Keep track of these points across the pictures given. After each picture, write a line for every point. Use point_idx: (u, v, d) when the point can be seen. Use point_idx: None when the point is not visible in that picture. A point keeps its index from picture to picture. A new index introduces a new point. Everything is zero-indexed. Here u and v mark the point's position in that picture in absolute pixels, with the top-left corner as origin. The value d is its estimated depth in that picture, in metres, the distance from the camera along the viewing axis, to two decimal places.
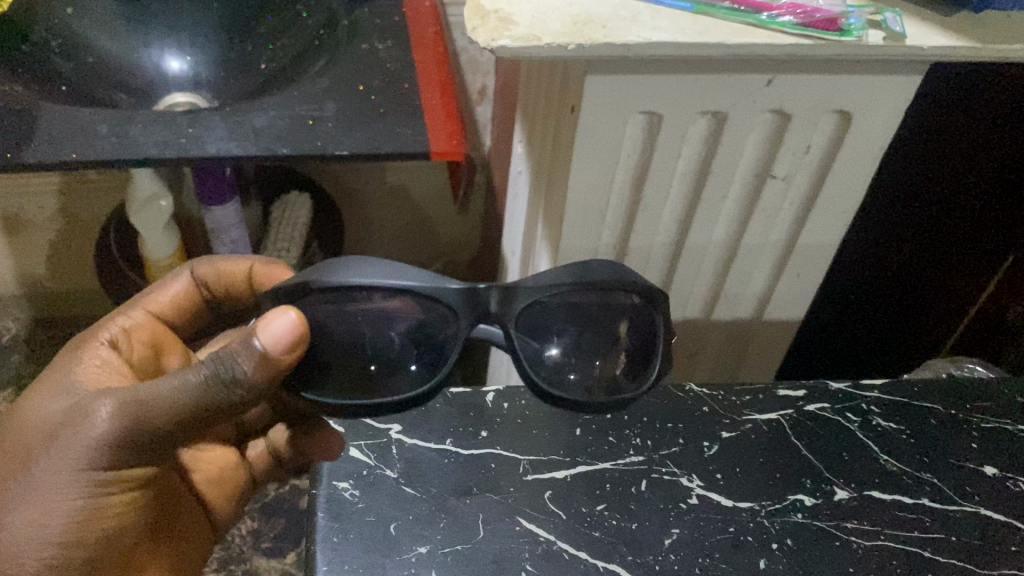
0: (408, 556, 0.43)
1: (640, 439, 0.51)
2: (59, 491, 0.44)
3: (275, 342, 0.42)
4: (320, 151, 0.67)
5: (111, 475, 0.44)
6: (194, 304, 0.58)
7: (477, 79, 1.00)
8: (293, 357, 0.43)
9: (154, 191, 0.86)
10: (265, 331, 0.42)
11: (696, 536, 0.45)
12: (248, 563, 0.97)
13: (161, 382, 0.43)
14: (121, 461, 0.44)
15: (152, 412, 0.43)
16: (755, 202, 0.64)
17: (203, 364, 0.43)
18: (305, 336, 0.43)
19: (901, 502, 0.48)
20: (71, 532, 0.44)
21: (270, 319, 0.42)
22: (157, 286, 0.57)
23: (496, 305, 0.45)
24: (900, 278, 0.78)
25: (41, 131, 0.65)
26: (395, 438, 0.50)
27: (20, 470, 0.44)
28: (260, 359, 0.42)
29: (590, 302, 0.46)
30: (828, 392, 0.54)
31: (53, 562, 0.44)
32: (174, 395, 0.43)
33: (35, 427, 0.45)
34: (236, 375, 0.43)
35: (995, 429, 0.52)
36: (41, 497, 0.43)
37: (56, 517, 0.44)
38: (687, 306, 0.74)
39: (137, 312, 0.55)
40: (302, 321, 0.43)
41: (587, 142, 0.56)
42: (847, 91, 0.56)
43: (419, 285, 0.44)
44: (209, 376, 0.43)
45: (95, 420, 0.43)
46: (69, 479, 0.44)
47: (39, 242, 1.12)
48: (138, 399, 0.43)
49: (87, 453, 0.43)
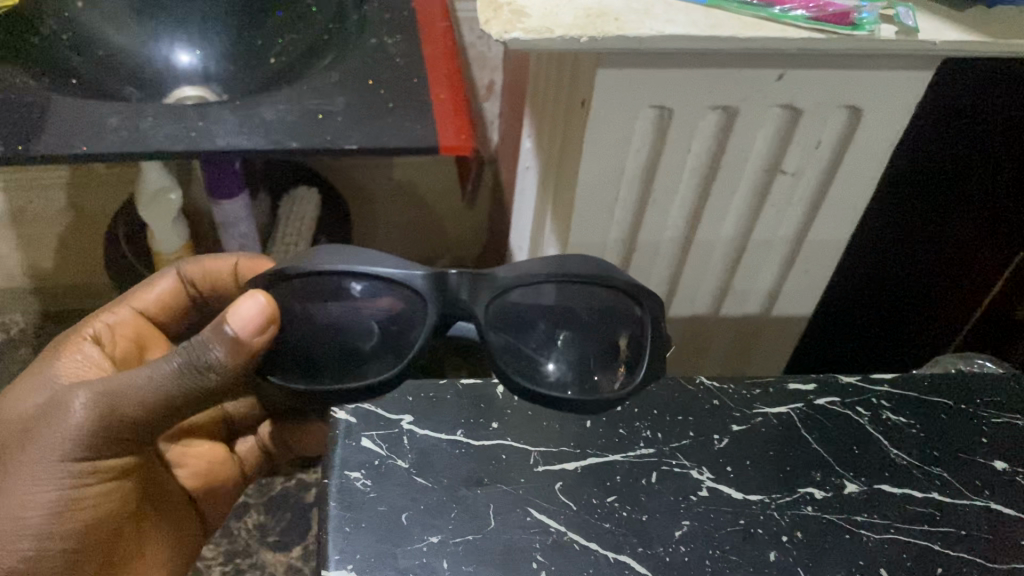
0: (420, 546, 0.43)
1: (651, 432, 0.51)
2: (35, 481, 0.44)
3: (244, 327, 0.41)
4: (329, 144, 0.67)
5: (89, 465, 0.45)
6: (181, 303, 0.58)
7: (485, 75, 1.00)
8: (263, 341, 0.43)
9: (164, 185, 0.86)
10: (234, 316, 0.41)
11: (706, 528, 0.46)
12: (254, 556, 0.97)
13: (135, 372, 0.43)
14: (97, 451, 0.44)
15: (127, 400, 0.43)
16: (765, 197, 0.64)
17: (175, 353, 0.43)
18: (273, 318, 0.43)
19: (911, 496, 0.48)
20: (48, 523, 0.44)
21: (239, 303, 0.42)
22: (145, 283, 0.57)
23: (466, 295, 0.43)
24: (909, 274, 0.78)
25: (51, 123, 0.66)
26: (406, 429, 0.50)
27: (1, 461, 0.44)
28: (231, 344, 0.42)
29: (573, 298, 0.45)
30: (840, 386, 0.54)
31: (29, 553, 0.44)
32: (147, 387, 0.43)
33: (15, 418, 0.45)
34: (210, 362, 0.42)
35: (1005, 425, 0.52)
36: (18, 489, 0.44)
37: (33, 508, 0.44)
38: (695, 300, 0.74)
39: (122, 310, 0.55)
40: (270, 303, 0.42)
41: (596, 137, 0.56)
42: (858, 86, 0.56)
43: (387, 273, 0.43)
44: (183, 365, 0.42)
45: (72, 410, 0.43)
46: (47, 469, 0.44)
47: (48, 235, 1.13)
48: (114, 389, 0.43)
49: (64, 444, 0.44)
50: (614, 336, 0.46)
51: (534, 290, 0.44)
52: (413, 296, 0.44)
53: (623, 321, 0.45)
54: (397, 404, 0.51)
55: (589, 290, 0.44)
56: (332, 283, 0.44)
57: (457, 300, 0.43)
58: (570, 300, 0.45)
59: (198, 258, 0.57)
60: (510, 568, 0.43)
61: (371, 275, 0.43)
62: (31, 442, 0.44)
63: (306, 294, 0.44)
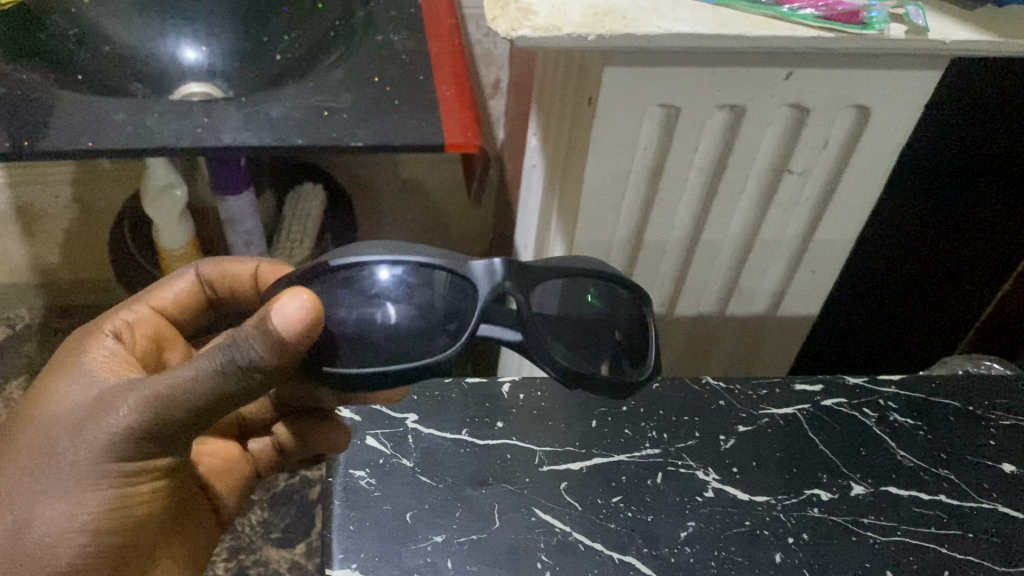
0: (425, 545, 0.43)
1: (656, 432, 0.50)
2: (84, 484, 0.41)
3: (286, 326, 0.38)
4: (335, 142, 0.67)
5: (134, 466, 0.41)
6: (198, 304, 0.54)
7: (491, 72, 1.00)
8: (309, 341, 0.39)
9: (169, 181, 0.86)
10: (277, 311, 0.38)
11: (712, 529, 0.45)
12: (258, 552, 0.97)
13: (179, 372, 0.40)
14: (148, 449, 0.41)
15: (175, 401, 0.39)
16: (773, 196, 0.64)
17: (216, 352, 0.39)
18: (319, 321, 0.38)
19: (918, 498, 0.48)
20: (100, 523, 0.41)
21: (280, 301, 0.38)
22: (161, 282, 0.53)
23: (510, 284, 0.41)
24: (918, 271, 0.77)
25: (57, 119, 0.65)
26: (411, 427, 0.49)
27: (45, 461, 0.41)
28: (276, 344, 0.38)
29: (580, 302, 0.45)
30: (845, 387, 0.54)
31: (84, 554, 0.41)
32: (192, 386, 0.39)
33: (58, 418, 0.42)
34: (252, 362, 0.38)
35: (1013, 426, 0.52)
36: (67, 491, 0.41)
37: (83, 510, 0.41)
38: (702, 300, 0.74)
39: (141, 308, 0.51)
40: (314, 303, 0.38)
41: (603, 135, 0.56)
42: (865, 86, 0.56)
43: (428, 259, 0.42)
44: (226, 363, 0.39)
45: (118, 411, 0.40)
46: (90, 470, 0.41)
47: (54, 231, 1.13)
48: (161, 389, 0.40)
49: (108, 445, 0.40)
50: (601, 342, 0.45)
51: (546, 287, 0.43)
52: (461, 280, 0.41)
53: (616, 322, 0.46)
54: (403, 403, 0.51)
55: (591, 284, 0.45)
56: (369, 273, 0.41)
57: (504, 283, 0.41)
58: (572, 299, 0.45)
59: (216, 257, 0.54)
60: (514, 568, 0.43)
61: (418, 262, 0.42)
62: (77, 441, 0.41)
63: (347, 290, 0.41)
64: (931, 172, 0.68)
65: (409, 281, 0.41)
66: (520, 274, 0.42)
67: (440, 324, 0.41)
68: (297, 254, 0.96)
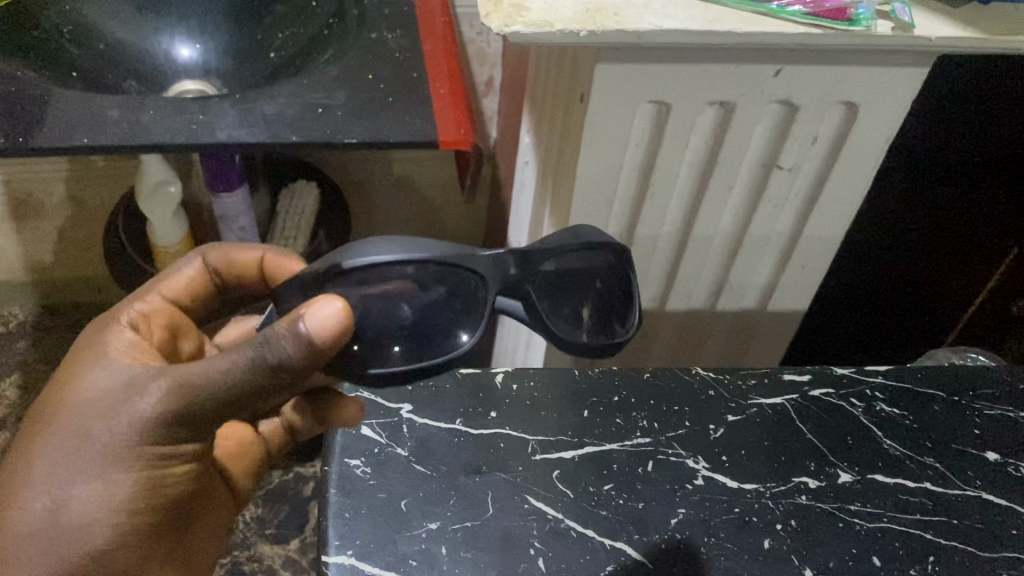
0: (419, 532, 0.44)
1: (647, 422, 0.51)
2: (120, 465, 0.41)
3: (319, 332, 0.38)
4: (329, 139, 0.67)
5: (166, 448, 0.42)
6: (206, 290, 0.54)
7: (483, 71, 1.01)
8: (338, 347, 0.39)
9: (164, 177, 0.88)
10: (311, 317, 0.38)
11: (702, 516, 0.46)
12: (252, 548, 1.04)
13: (211, 361, 0.40)
14: (177, 433, 0.42)
15: (205, 389, 0.40)
16: (762, 192, 0.65)
17: (247, 348, 0.39)
18: (349, 328, 0.39)
19: (903, 486, 0.49)
20: (133, 502, 0.42)
21: (314, 306, 0.38)
22: (169, 268, 0.53)
23: (515, 268, 0.42)
24: (906, 265, 0.78)
25: (52, 116, 0.66)
26: (406, 417, 0.50)
27: (78, 444, 0.41)
28: (305, 347, 0.38)
29: (578, 272, 0.45)
30: (833, 377, 0.54)
31: (120, 530, 0.42)
32: (224, 376, 0.39)
33: (89, 402, 0.42)
34: (279, 362, 0.39)
35: (998, 416, 0.53)
36: (103, 471, 0.41)
37: (118, 491, 0.41)
38: (692, 295, 0.75)
39: (152, 297, 0.51)
40: (348, 311, 0.39)
41: (595, 131, 0.57)
42: (853, 83, 0.57)
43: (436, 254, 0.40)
44: (255, 362, 0.39)
45: (149, 395, 0.41)
46: (126, 452, 0.41)
47: (48, 229, 1.14)
48: (192, 377, 0.40)
49: (142, 429, 0.41)
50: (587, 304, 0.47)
51: (550, 268, 0.44)
52: (471, 275, 0.41)
53: (604, 294, 0.47)
54: (397, 393, 0.51)
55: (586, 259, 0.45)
56: (387, 272, 0.39)
57: (511, 275, 0.42)
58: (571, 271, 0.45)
59: (222, 243, 0.53)
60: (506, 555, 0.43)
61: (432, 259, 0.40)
62: (110, 423, 0.41)
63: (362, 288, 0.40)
64: (916, 166, 0.69)
65: (423, 277, 0.40)
66: (526, 259, 0.43)
67: (448, 308, 0.42)
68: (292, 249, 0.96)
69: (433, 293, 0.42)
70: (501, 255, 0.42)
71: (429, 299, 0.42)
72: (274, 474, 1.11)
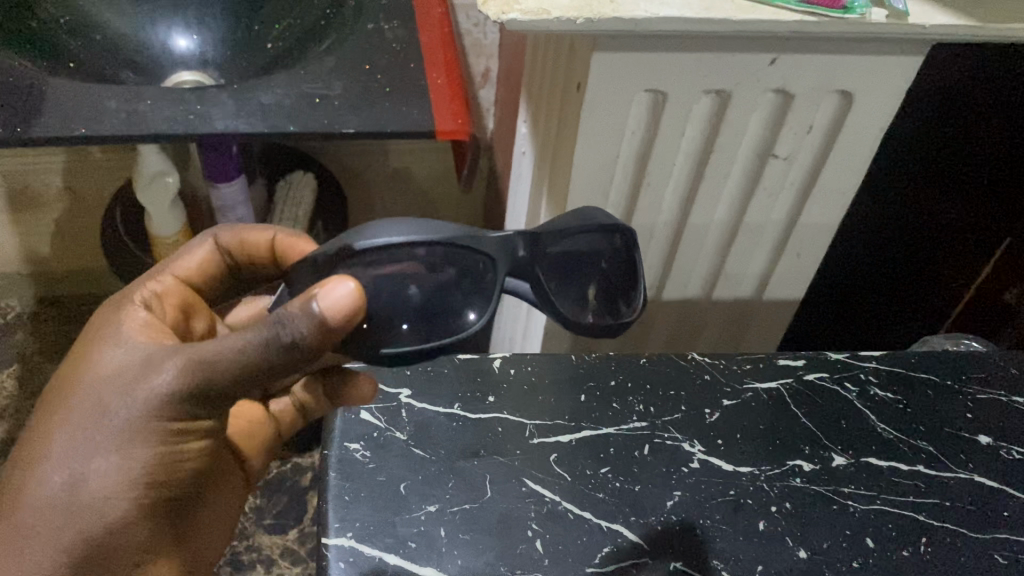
0: (418, 514, 0.44)
1: (643, 406, 0.51)
2: (136, 441, 0.42)
3: (331, 311, 0.38)
4: (326, 129, 0.68)
5: (181, 425, 0.42)
6: (217, 270, 0.54)
7: (480, 62, 1.01)
8: (350, 328, 0.40)
9: (161, 167, 0.88)
10: (324, 296, 0.38)
11: (698, 498, 0.46)
12: (251, 538, 1.05)
13: (226, 340, 0.40)
14: (193, 410, 0.42)
15: (221, 368, 0.40)
16: (757, 181, 0.65)
17: (260, 326, 0.39)
18: (363, 309, 0.39)
19: (896, 469, 0.49)
20: (149, 478, 0.42)
21: (328, 288, 0.39)
22: (180, 251, 0.53)
23: (525, 250, 0.43)
24: (901, 251, 0.79)
25: (50, 105, 0.66)
26: (404, 402, 0.50)
27: (95, 421, 0.42)
28: (317, 327, 0.38)
29: (582, 252, 0.46)
30: (827, 362, 0.55)
31: (136, 505, 0.42)
32: (240, 354, 0.39)
33: (104, 380, 0.42)
34: (293, 341, 0.39)
35: (990, 400, 0.53)
36: (120, 448, 0.41)
37: (134, 467, 0.42)
38: (688, 284, 0.75)
39: (165, 278, 0.51)
40: (360, 292, 0.39)
41: (592, 120, 0.57)
42: (847, 72, 0.57)
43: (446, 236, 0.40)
44: (268, 341, 0.39)
45: (165, 373, 0.41)
46: (143, 429, 0.41)
47: (45, 221, 1.14)
48: (207, 355, 0.40)
49: (160, 405, 0.41)
50: (587, 288, 0.47)
51: (556, 249, 0.44)
52: (483, 256, 0.42)
53: (606, 275, 0.47)
54: (396, 377, 0.51)
55: (590, 239, 0.45)
56: (400, 253, 0.40)
57: (520, 257, 0.43)
58: (576, 251, 0.45)
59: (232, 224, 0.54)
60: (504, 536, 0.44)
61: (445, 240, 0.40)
62: (126, 401, 0.41)
63: (373, 270, 0.40)
64: (909, 152, 0.70)
65: (434, 259, 0.41)
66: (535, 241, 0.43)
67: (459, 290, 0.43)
68: None
69: (443, 276, 0.42)
70: (510, 236, 0.42)
71: (440, 282, 0.42)
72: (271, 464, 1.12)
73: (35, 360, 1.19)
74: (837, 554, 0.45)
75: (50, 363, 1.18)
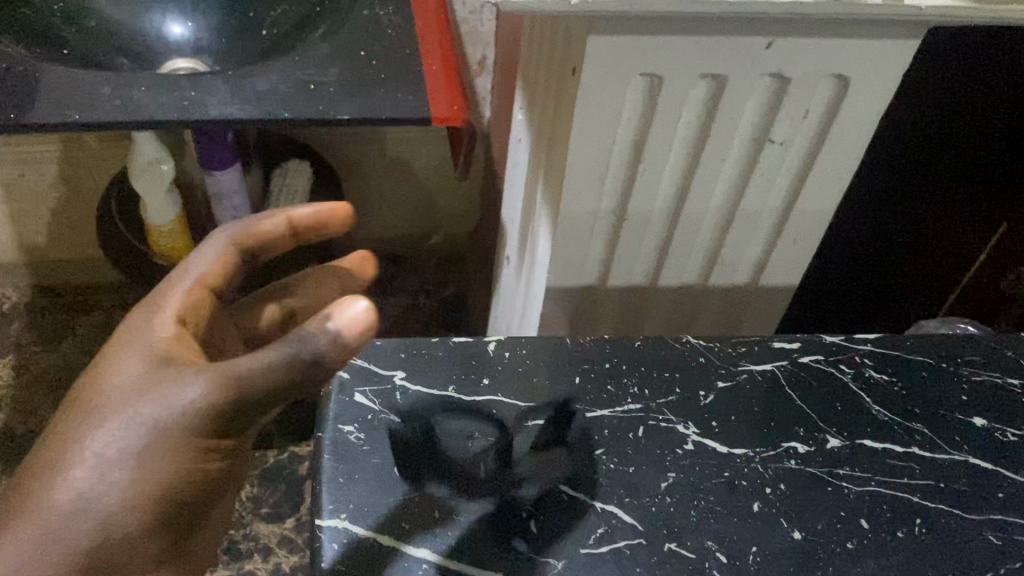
0: (412, 496, 0.44)
1: (637, 388, 0.51)
2: (157, 456, 0.41)
3: (350, 329, 0.41)
4: (321, 115, 0.68)
5: (204, 443, 0.42)
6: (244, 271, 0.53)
7: (477, 50, 1.00)
8: (364, 347, 0.42)
9: (157, 155, 0.87)
10: (341, 316, 0.41)
11: (692, 480, 0.47)
12: (248, 527, 1.05)
13: (254, 357, 0.41)
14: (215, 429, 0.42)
15: (249, 386, 0.41)
16: (754, 166, 0.65)
17: (287, 344, 0.41)
18: (375, 327, 0.42)
19: (891, 450, 0.49)
20: (165, 495, 0.42)
21: (343, 308, 0.42)
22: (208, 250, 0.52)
23: None
24: (900, 236, 0.79)
25: (44, 91, 0.66)
26: (398, 384, 0.49)
27: (117, 431, 0.41)
28: (337, 345, 0.41)
29: None
30: (822, 344, 0.54)
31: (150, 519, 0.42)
32: (268, 372, 0.41)
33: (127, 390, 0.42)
34: (315, 359, 0.41)
35: (984, 382, 0.53)
36: (140, 461, 0.41)
37: (152, 482, 0.42)
38: (685, 271, 0.75)
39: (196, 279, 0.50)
40: (372, 312, 0.42)
41: (589, 103, 0.57)
42: (844, 55, 0.57)
43: None
44: (293, 359, 0.41)
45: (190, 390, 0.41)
46: (163, 444, 0.41)
47: (41, 210, 1.14)
48: (237, 373, 0.41)
49: (196, 420, 0.41)
50: None
51: None
52: None
53: None
54: (390, 359, 0.51)
55: None
56: None
57: None
58: None
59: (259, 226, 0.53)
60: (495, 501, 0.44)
61: None
62: (151, 412, 0.41)
63: None
64: (907, 137, 0.69)
65: None
66: None
67: None
68: None
69: None
70: None
71: None
72: (269, 453, 1.12)
73: (31, 350, 1.18)
74: (831, 535, 0.45)
75: (47, 353, 1.18)
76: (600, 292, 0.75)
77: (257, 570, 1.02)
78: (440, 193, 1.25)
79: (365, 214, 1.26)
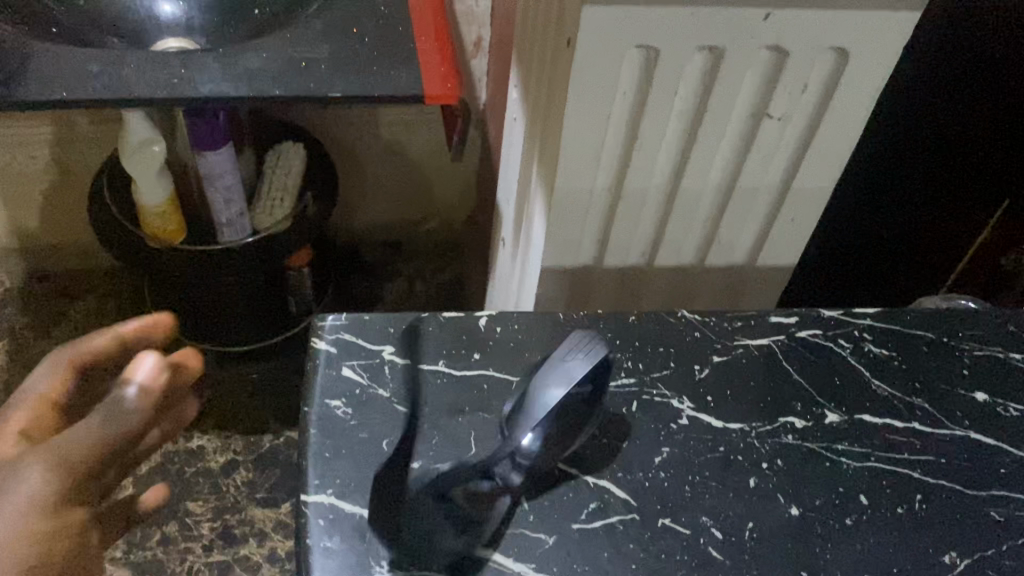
0: (400, 471, 0.44)
1: (631, 362, 0.50)
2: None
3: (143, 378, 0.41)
4: (312, 93, 0.66)
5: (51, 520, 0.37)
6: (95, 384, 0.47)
7: (472, 31, 0.99)
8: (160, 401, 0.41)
9: (147, 135, 0.86)
10: (132, 371, 0.41)
11: (686, 455, 0.46)
12: (243, 512, 1.04)
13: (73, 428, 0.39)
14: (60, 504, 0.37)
15: (78, 442, 0.38)
16: (752, 143, 0.64)
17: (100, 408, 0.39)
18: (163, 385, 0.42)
19: (890, 425, 0.48)
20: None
21: (134, 364, 0.42)
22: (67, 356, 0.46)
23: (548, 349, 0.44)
24: (902, 210, 0.78)
25: (31, 69, 0.65)
26: (387, 358, 0.48)
27: None
28: (141, 395, 0.40)
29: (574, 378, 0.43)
30: (820, 318, 0.53)
31: None
32: (94, 432, 0.39)
33: None
34: (128, 411, 0.40)
35: (987, 357, 0.52)
36: None
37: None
38: (682, 251, 0.74)
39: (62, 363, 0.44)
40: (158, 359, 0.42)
41: (583, 75, 0.56)
42: (843, 27, 0.56)
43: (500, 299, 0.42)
44: (109, 415, 0.39)
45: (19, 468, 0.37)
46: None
47: (33, 193, 1.12)
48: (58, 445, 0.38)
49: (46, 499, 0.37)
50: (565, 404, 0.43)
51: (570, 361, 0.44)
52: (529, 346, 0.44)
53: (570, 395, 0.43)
54: (378, 334, 0.50)
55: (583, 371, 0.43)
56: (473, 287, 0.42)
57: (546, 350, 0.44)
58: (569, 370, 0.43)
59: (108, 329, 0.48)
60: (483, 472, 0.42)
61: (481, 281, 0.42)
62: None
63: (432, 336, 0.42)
64: (910, 102, 0.68)
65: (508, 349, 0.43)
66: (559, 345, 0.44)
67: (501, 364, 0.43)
68: (278, 212, 0.98)
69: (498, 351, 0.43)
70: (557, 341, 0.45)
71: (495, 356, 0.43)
72: (264, 437, 1.11)
73: (25, 335, 1.17)
74: (829, 511, 0.44)
75: (40, 338, 1.17)
76: (596, 271, 0.74)
77: (253, 555, 1.01)
78: (435, 175, 1.23)
79: (360, 196, 1.24)
